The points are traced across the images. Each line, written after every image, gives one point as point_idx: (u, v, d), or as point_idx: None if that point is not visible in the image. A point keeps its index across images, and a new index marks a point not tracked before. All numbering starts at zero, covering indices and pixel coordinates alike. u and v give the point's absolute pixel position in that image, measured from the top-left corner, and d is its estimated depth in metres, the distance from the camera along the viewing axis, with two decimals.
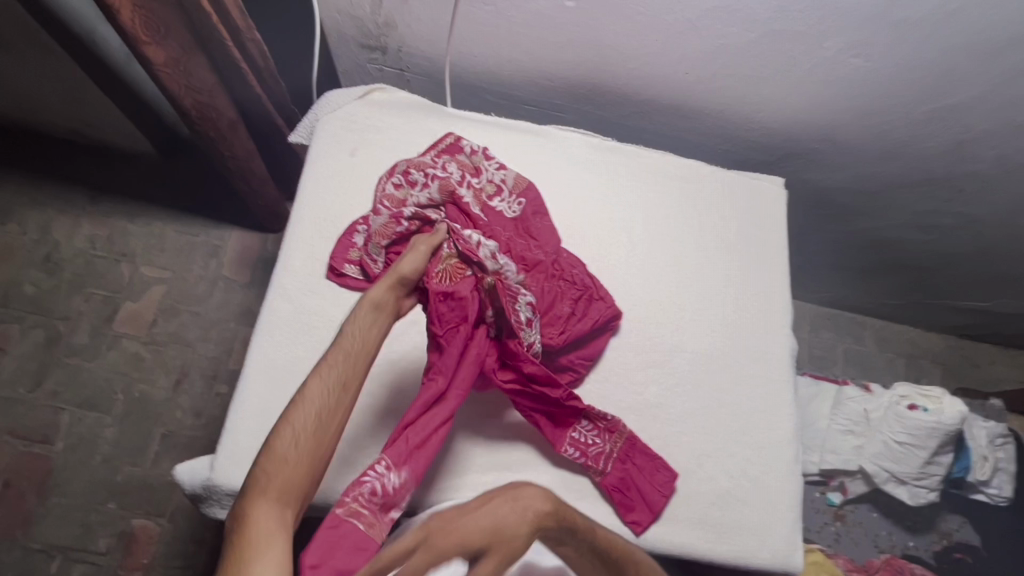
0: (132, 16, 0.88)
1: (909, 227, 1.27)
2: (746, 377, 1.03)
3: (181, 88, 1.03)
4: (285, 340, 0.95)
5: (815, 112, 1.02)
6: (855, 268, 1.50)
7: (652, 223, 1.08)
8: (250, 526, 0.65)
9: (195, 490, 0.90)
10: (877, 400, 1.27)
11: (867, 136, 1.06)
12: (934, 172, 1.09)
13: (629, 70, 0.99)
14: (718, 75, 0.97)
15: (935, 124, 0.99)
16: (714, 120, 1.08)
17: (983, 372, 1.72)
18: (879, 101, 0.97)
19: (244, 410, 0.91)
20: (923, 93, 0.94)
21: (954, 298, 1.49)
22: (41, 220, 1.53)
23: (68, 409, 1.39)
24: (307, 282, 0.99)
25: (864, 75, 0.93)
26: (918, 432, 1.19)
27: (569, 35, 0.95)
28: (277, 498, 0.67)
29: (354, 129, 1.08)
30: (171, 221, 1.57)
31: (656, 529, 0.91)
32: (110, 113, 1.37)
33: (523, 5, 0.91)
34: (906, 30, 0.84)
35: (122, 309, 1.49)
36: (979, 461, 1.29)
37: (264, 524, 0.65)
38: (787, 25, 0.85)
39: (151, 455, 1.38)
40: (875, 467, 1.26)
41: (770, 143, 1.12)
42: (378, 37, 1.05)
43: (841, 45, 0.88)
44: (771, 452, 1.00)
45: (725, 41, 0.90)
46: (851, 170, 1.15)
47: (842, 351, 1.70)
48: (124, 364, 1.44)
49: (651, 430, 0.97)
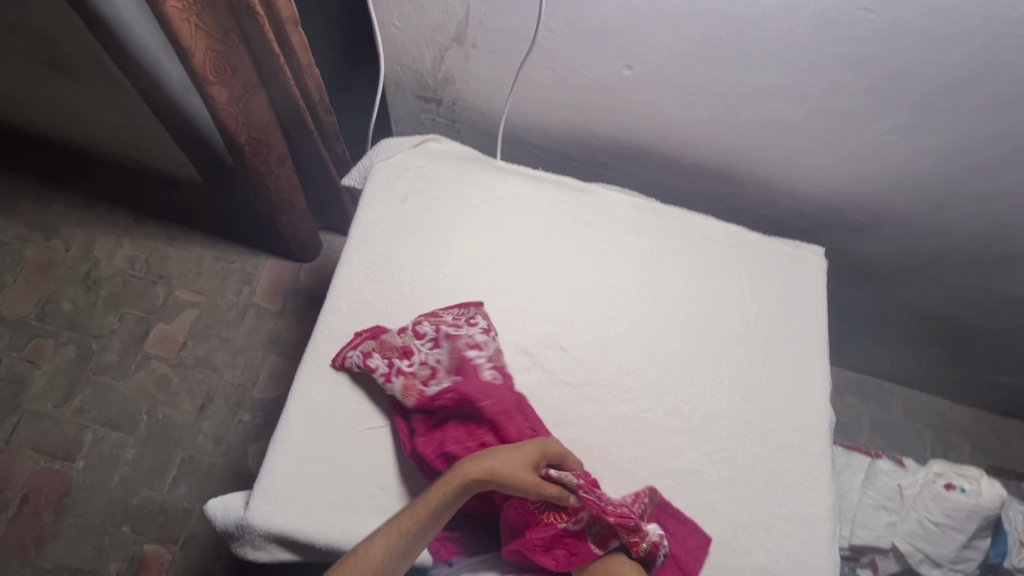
0: (204, 57, 0.89)
1: (962, 301, 1.19)
2: (786, 450, 0.87)
3: (239, 125, 1.01)
4: (330, 382, 0.82)
5: (861, 188, 0.97)
6: (891, 337, 1.41)
7: (696, 287, 0.94)
8: None
9: (228, 526, 0.78)
10: (912, 476, 1.08)
11: (913, 213, 0.99)
12: (979, 250, 1.03)
13: (678, 137, 0.96)
14: (764, 147, 0.93)
15: (993, 208, 0.93)
16: (743, 188, 1.04)
17: (1016, 450, 1.60)
18: (937, 184, 0.92)
19: (281, 456, 0.78)
20: (973, 176, 0.88)
21: (989, 372, 1.41)
22: (85, 238, 1.57)
23: (93, 428, 1.41)
24: (354, 318, 0.86)
25: (916, 156, 0.88)
26: (955, 513, 1.00)
27: (622, 100, 0.91)
28: None
29: (401, 175, 0.95)
30: (208, 246, 1.59)
31: None
32: (163, 143, 1.41)
33: (581, 72, 0.87)
34: (964, 117, 0.80)
35: (153, 331, 1.51)
36: (1016, 545, 1.08)
37: None
38: (840, 104, 0.82)
39: (168, 480, 1.38)
40: (909, 546, 1.03)
41: (810, 213, 1.06)
42: (435, 90, 1.00)
43: (893, 126, 0.84)
44: (814, 528, 0.83)
45: (774, 116, 0.87)
46: (894, 244, 1.09)
47: (868, 420, 1.61)
48: (150, 387, 1.46)
49: (687, 497, 0.82)
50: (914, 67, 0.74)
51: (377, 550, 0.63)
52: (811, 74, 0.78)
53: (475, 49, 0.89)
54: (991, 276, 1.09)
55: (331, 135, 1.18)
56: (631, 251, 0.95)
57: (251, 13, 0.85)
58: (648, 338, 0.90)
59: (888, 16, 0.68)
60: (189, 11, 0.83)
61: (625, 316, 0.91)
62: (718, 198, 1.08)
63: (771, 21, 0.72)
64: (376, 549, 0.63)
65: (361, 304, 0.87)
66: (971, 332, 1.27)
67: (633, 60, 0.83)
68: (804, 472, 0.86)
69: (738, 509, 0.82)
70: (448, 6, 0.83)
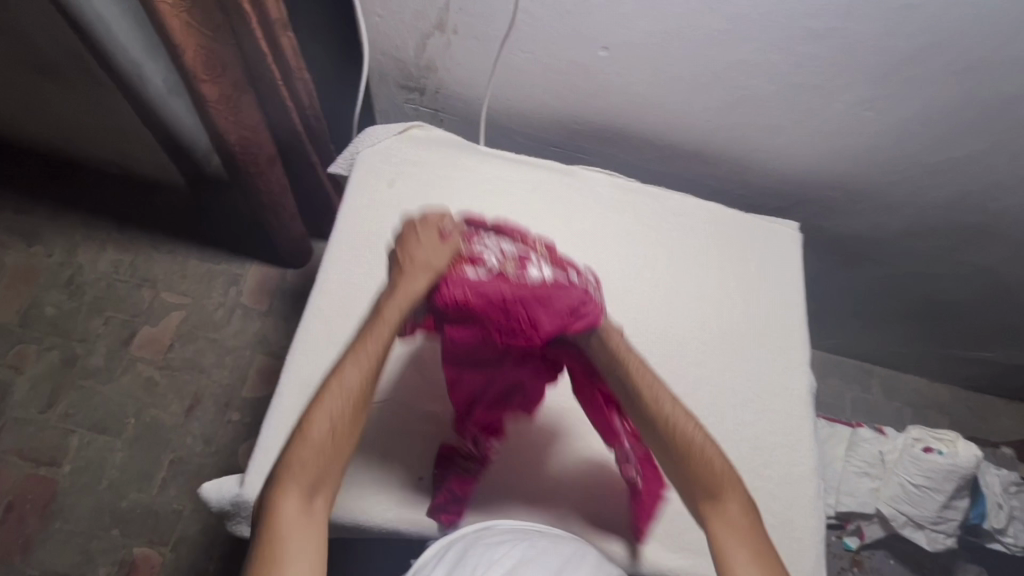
0: (195, 56, 0.89)
1: (933, 275, 1.24)
2: (769, 414, 0.89)
3: (229, 125, 1.01)
4: (323, 360, 0.83)
5: (830, 163, 1.01)
6: (867, 315, 1.45)
7: (677, 261, 0.97)
8: (274, 519, 0.58)
9: (224, 505, 0.78)
10: (892, 442, 1.11)
11: (881, 187, 1.04)
12: (944, 221, 1.07)
13: (654, 118, 0.99)
14: (737, 125, 0.97)
15: (955, 177, 0.98)
16: (719, 168, 1.07)
17: (992, 424, 1.65)
18: (902, 155, 0.96)
19: (275, 433, 0.79)
20: (933, 147, 0.93)
21: (961, 346, 1.46)
22: (67, 243, 1.56)
23: (79, 432, 1.40)
24: (344, 300, 0.87)
25: (880, 129, 0.92)
26: (934, 474, 1.03)
27: (600, 83, 0.94)
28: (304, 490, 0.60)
29: (387, 160, 0.97)
30: (193, 248, 1.59)
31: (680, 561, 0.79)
32: (147, 147, 1.41)
33: (559, 55, 0.90)
34: (921, 87, 0.84)
35: (139, 334, 1.50)
36: (994, 509, 1.12)
37: (289, 516, 0.58)
38: (805, 78, 0.86)
39: (157, 482, 1.37)
40: (892, 510, 1.07)
41: (784, 191, 1.10)
42: (418, 79, 1.03)
43: (858, 99, 0.88)
44: (799, 487, 0.85)
45: (745, 93, 0.90)
46: (864, 219, 1.13)
47: (851, 400, 1.65)
48: (137, 389, 1.45)
49: None
50: (872, 39, 0.78)
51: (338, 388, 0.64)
52: (777, 48, 0.82)
53: (456, 35, 0.92)
54: (957, 247, 1.14)
55: (319, 135, 1.19)
56: (613, 229, 0.98)
57: None
58: (635, 312, 0.92)
59: None
60: (183, 9, 0.83)
61: (609, 291, 0.93)
62: (696, 180, 1.12)
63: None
64: (350, 369, 0.65)
65: (351, 286, 0.88)
66: (944, 307, 1.32)
67: (608, 40, 0.86)
68: (789, 436, 0.88)
69: None
70: None
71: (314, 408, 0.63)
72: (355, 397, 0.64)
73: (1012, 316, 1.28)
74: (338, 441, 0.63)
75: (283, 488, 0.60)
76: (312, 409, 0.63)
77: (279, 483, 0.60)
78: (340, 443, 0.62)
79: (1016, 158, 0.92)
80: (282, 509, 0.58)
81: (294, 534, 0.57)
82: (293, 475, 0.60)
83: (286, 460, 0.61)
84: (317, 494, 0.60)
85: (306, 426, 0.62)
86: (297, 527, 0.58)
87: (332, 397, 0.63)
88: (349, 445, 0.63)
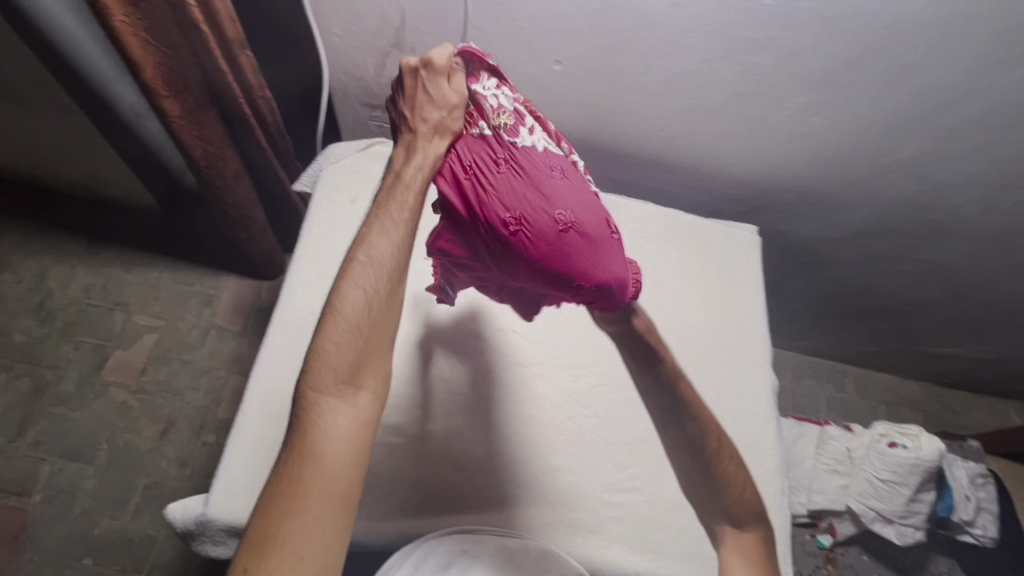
0: (154, 73, 0.90)
1: (893, 274, 1.27)
2: (733, 414, 0.91)
3: (193, 140, 1.02)
4: (288, 375, 0.84)
5: (784, 167, 1.04)
6: (835, 315, 1.48)
7: (639, 267, 0.99)
8: (313, 413, 0.58)
9: (188, 526, 0.78)
10: (859, 438, 1.13)
11: (834, 188, 1.07)
12: (898, 219, 1.10)
13: (611, 128, 1.01)
14: (691, 133, 0.99)
15: (903, 178, 1.01)
16: (679, 175, 1.10)
17: (963, 419, 1.68)
18: (851, 158, 0.99)
19: (241, 450, 0.79)
20: (879, 149, 0.96)
21: (927, 342, 1.49)
22: (37, 269, 1.55)
23: (51, 460, 1.38)
24: (308, 315, 0.88)
25: (827, 134, 0.95)
26: (898, 469, 1.06)
27: (556, 95, 0.97)
28: (338, 384, 0.59)
29: (351, 177, 0.99)
30: (166, 269, 1.59)
31: (647, 563, 0.80)
32: (116, 170, 1.41)
33: (515, 70, 0.93)
34: (862, 92, 0.87)
35: (112, 358, 1.49)
36: (961, 501, 1.14)
37: (328, 412, 0.58)
38: (751, 86, 0.89)
39: (131, 507, 1.35)
40: (862, 506, 1.08)
41: (743, 196, 1.13)
42: (380, 97, 1.05)
43: (803, 105, 0.91)
44: (764, 486, 0.87)
45: (696, 102, 0.93)
46: (822, 221, 1.16)
47: (825, 399, 1.67)
48: (109, 414, 1.43)
49: (641, 464, 0.86)
50: (810, 47, 0.81)
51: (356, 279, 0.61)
52: (722, 58, 0.85)
53: (414, 53, 0.94)
54: (912, 245, 1.17)
55: (286, 150, 1.20)
56: None
57: (198, 31, 0.87)
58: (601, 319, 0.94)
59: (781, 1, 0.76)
60: (138, 26, 0.84)
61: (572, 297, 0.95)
62: (657, 186, 1.14)
63: (679, 11, 0.79)
64: (378, 242, 0.62)
65: (315, 301, 0.89)
66: (907, 304, 1.35)
67: (561, 54, 0.89)
68: (752, 435, 0.90)
69: None
70: (385, 13, 0.88)
71: (343, 288, 0.61)
72: (387, 270, 0.62)
73: (971, 311, 1.32)
74: (371, 318, 0.61)
75: (318, 375, 0.59)
76: (340, 290, 0.61)
77: (313, 370, 0.60)
78: (373, 321, 0.61)
79: (958, 158, 0.95)
80: (320, 396, 0.58)
81: (334, 413, 0.58)
82: (329, 362, 0.59)
83: (320, 346, 0.60)
84: (356, 374, 0.60)
85: (334, 309, 0.60)
86: (339, 408, 0.59)
87: (362, 276, 0.61)
88: (383, 322, 0.62)
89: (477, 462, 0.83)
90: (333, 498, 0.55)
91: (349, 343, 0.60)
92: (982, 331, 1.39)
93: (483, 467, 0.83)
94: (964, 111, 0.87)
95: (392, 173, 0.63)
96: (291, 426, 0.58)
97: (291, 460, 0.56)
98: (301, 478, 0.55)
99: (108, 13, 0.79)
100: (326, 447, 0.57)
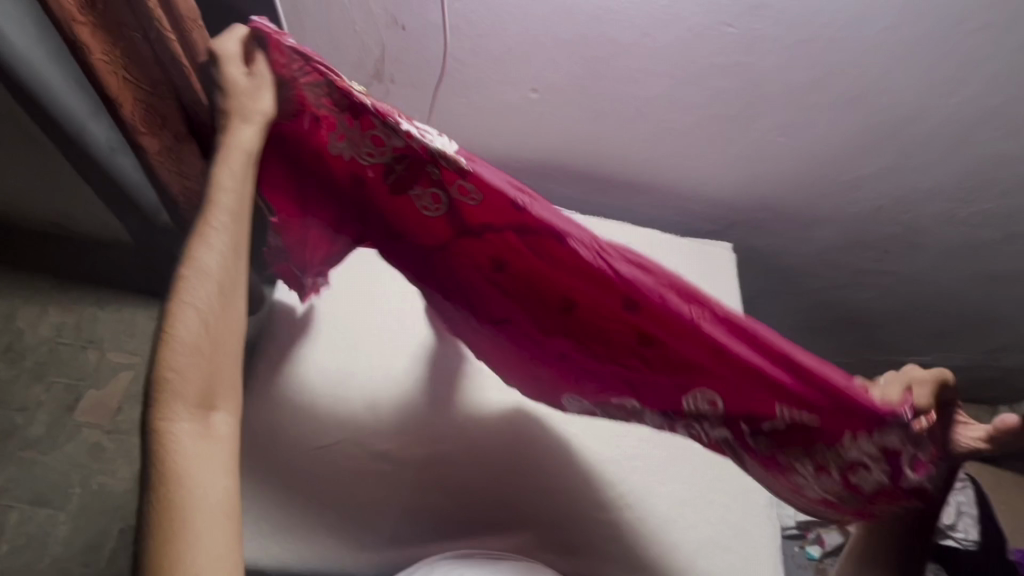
0: (134, 110, 0.88)
1: (863, 286, 1.32)
2: None
3: (171, 178, 1.00)
4: (268, 405, 0.84)
5: (754, 187, 1.08)
6: (811, 328, 1.53)
7: None
8: (169, 451, 0.47)
9: None
10: None
11: (802, 205, 1.11)
12: (864, 235, 1.16)
13: (589, 151, 1.05)
14: (664, 156, 1.03)
15: (866, 194, 1.06)
16: (656, 198, 1.14)
17: None
18: (817, 177, 1.04)
19: None
20: (841, 167, 1.01)
21: (897, 353, 1.56)
22: (5, 309, 1.51)
23: (19, 507, 1.32)
24: (292, 346, 0.89)
25: (792, 154, 1.00)
26: None
27: (534, 122, 1.00)
28: (199, 405, 0.50)
29: None
30: (141, 306, 1.56)
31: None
32: (92, 208, 1.40)
33: (493, 99, 0.96)
34: (823, 113, 0.92)
35: (84, 399, 1.45)
36: (944, 505, 1.20)
37: (186, 444, 0.48)
38: (720, 110, 0.93)
39: (106, 554, 1.30)
40: None
41: (716, 215, 1.17)
42: None
43: (771, 126, 0.95)
44: (749, 496, 0.88)
45: (667, 126, 0.97)
46: (792, 237, 1.20)
47: None
48: (82, 456, 1.39)
49: (630, 479, 0.86)
50: (773, 71, 0.86)
51: (194, 286, 0.54)
52: (691, 83, 0.89)
53: (394, 83, 0.96)
54: (880, 257, 1.22)
55: None
56: None
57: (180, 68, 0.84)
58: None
59: (744, 29, 0.80)
60: (116, 65, 0.82)
61: None
62: (634, 209, 1.18)
63: (649, 39, 0.83)
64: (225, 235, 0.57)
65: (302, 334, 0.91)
66: (877, 316, 1.41)
67: (538, 83, 0.92)
68: None
69: (678, 487, 0.87)
70: (364, 45, 0.91)
71: (176, 308, 0.52)
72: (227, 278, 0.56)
73: (938, 321, 1.38)
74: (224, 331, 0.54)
75: (167, 411, 0.49)
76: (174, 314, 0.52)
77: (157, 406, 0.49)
78: (225, 344, 0.54)
79: (916, 175, 1.00)
80: (172, 438, 0.48)
81: (191, 452, 0.48)
82: (179, 392, 0.49)
83: (161, 374, 0.50)
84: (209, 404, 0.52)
85: (173, 326, 0.51)
86: (200, 444, 0.49)
87: (197, 289, 0.54)
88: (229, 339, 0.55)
89: (464, 485, 0.82)
90: (226, 520, 0.47)
91: (203, 359, 0.52)
92: (950, 339, 1.45)
93: (469, 489, 0.82)
94: (918, 129, 0.92)
95: (216, 181, 0.59)
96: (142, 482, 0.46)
97: (158, 517, 0.44)
98: (179, 532, 0.44)
99: (87, 51, 0.77)
100: (201, 478, 0.47)
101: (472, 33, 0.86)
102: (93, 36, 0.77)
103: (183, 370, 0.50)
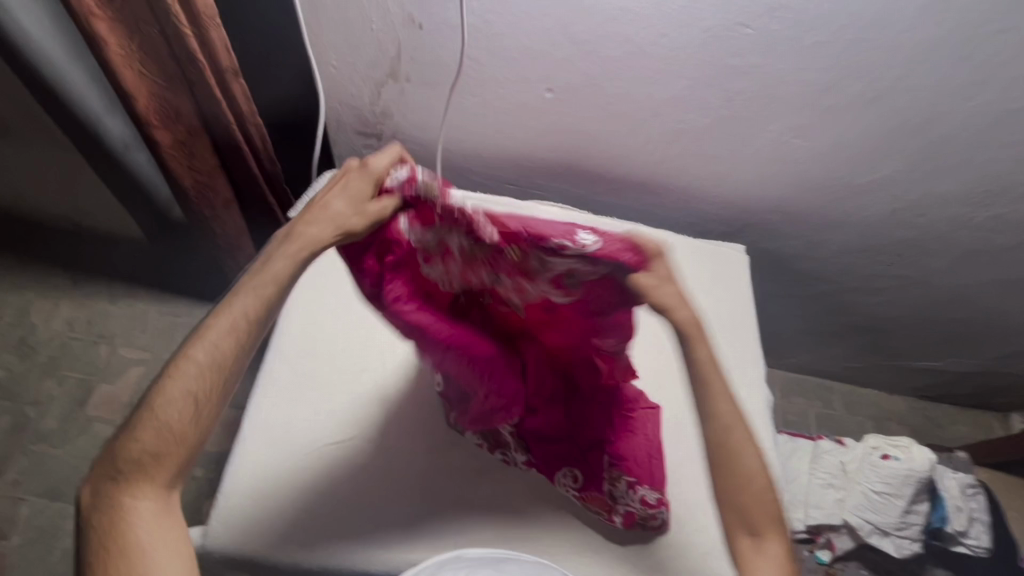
0: (147, 103, 0.93)
1: (874, 291, 1.32)
2: None
3: (181, 167, 1.05)
4: (283, 403, 0.85)
5: (766, 190, 1.08)
6: (822, 330, 1.52)
7: None
8: (121, 512, 0.54)
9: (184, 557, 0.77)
10: (852, 451, 1.15)
11: (815, 208, 1.11)
12: (876, 239, 1.16)
13: (602, 152, 1.05)
14: (678, 158, 1.03)
15: (880, 197, 1.06)
16: (668, 199, 1.14)
17: (947, 432, 1.76)
18: (830, 179, 1.04)
19: (235, 481, 0.79)
20: (853, 171, 1.01)
21: (907, 357, 1.56)
22: (19, 303, 1.53)
23: (30, 500, 1.33)
24: (303, 338, 0.90)
25: (807, 156, 1.00)
26: (893, 479, 1.07)
27: (548, 122, 1.00)
28: (163, 478, 0.56)
29: None
30: (153, 301, 1.57)
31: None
32: (106, 203, 1.41)
33: (508, 99, 0.96)
34: (837, 115, 0.91)
35: (96, 393, 1.46)
36: (954, 511, 1.18)
37: (141, 512, 0.54)
38: (734, 112, 0.93)
39: None
40: (858, 519, 1.09)
41: (729, 217, 1.17)
42: (374, 125, 1.07)
43: (785, 128, 0.95)
44: None
45: (681, 127, 0.97)
46: (805, 239, 1.20)
47: (814, 417, 1.74)
48: (93, 451, 1.40)
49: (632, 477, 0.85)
50: (788, 74, 0.86)
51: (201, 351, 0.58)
52: (706, 85, 0.89)
53: (409, 82, 0.97)
54: (893, 262, 1.22)
55: (277, 178, 1.18)
56: None
57: (195, 64, 0.87)
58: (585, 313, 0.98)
59: (760, 31, 0.80)
60: (132, 59, 0.87)
61: None
62: (646, 211, 1.18)
63: (665, 40, 0.83)
64: (245, 303, 0.60)
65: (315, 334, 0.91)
66: (888, 320, 1.41)
67: (552, 83, 0.93)
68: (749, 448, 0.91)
69: (692, 490, 0.86)
70: (380, 45, 0.91)
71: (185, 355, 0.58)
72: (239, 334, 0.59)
73: (950, 325, 1.38)
74: (214, 396, 0.58)
75: (133, 490, 0.55)
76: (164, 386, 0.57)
77: (125, 484, 0.55)
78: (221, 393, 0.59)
79: (931, 178, 1.00)
80: (134, 513, 0.54)
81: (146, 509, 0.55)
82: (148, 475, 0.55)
83: (127, 457, 0.55)
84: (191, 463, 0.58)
85: (154, 403, 0.56)
86: (155, 508, 0.55)
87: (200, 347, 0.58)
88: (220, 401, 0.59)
89: (473, 485, 0.83)
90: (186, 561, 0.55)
91: (180, 417, 0.56)
92: (960, 344, 1.45)
93: (478, 489, 0.83)
94: (934, 133, 0.92)
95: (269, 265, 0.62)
96: (100, 551, 0.53)
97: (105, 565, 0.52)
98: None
99: (104, 44, 0.82)
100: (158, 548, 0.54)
101: (487, 33, 0.86)
102: (112, 32, 0.82)
103: (156, 425, 0.56)
